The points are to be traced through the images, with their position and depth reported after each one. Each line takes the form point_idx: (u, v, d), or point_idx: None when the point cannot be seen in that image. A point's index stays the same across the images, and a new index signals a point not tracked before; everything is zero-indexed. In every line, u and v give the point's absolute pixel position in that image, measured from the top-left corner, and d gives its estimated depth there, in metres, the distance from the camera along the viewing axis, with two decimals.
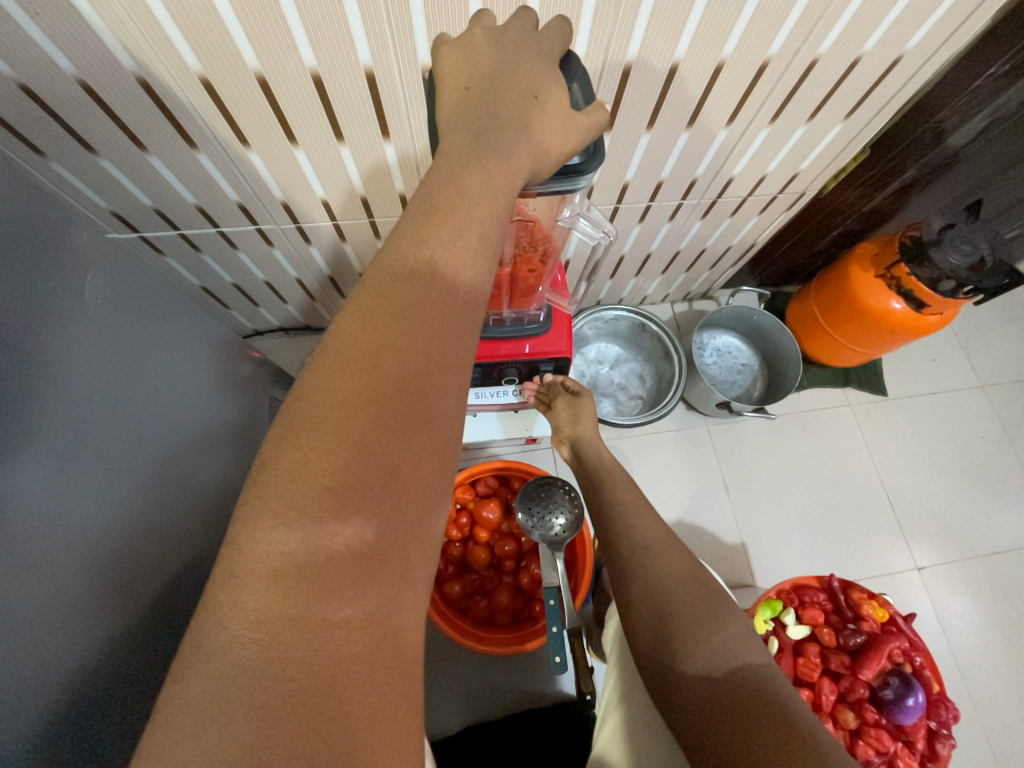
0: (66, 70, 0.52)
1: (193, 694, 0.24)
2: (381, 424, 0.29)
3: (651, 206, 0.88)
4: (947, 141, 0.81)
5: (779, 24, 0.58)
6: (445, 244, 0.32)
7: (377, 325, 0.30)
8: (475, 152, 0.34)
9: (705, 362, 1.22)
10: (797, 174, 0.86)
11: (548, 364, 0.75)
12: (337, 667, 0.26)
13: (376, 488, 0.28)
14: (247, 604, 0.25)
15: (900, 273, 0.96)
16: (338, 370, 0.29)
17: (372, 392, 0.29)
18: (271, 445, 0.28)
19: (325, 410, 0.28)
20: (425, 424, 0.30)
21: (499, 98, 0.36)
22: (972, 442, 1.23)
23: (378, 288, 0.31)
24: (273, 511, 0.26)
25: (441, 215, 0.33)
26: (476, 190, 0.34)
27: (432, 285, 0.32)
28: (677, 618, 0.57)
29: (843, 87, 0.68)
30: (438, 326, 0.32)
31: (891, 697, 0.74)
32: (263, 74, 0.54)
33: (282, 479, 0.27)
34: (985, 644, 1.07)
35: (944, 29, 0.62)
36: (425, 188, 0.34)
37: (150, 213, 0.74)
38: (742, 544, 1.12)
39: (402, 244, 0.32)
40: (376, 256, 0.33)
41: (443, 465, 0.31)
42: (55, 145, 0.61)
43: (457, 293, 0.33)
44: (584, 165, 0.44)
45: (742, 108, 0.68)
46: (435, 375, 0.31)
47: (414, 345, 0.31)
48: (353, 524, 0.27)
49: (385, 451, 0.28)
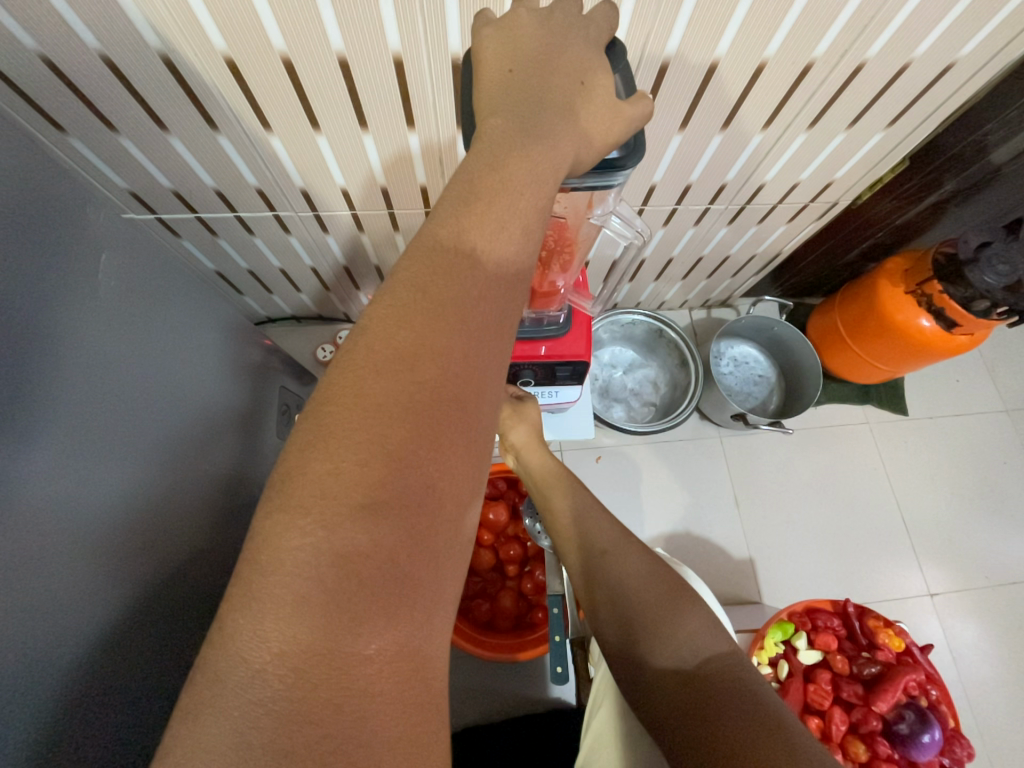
0: (89, 44, 0.51)
1: (210, 737, 0.22)
2: (416, 430, 0.27)
3: (677, 209, 0.85)
4: (990, 157, 0.78)
5: (827, 25, 0.55)
6: (488, 234, 0.31)
7: (413, 319, 0.29)
8: (520, 137, 0.32)
9: (722, 371, 1.19)
10: (831, 182, 0.83)
11: (566, 369, 0.72)
12: (366, 708, 0.24)
13: (410, 503, 0.26)
14: (270, 635, 0.24)
15: (932, 290, 0.93)
16: (373, 366, 0.28)
17: (407, 394, 0.27)
18: (300, 446, 0.26)
19: (356, 412, 0.27)
20: (460, 430, 0.29)
21: (543, 81, 0.34)
22: (993, 467, 1.19)
23: (413, 278, 0.30)
24: (301, 522, 0.25)
25: (483, 205, 0.31)
26: (521, 178, 0.32)
27: (472, 280, 0.30)
28: (642, 616, 0.53)
29: (889, 92, 0.65)
30: (477, 324, 0.30)
31: (905, 731, 0.72)
32: (289, 56, 0.52)
33: (311, 487, 0.25)
34: (995, 674, 1.04)
35: (1000, 38, 0.59)
36: (462, 170, 0.32)
37: (169, 195, 0.73)
38: (751, 560, 1.10)
39: (440, 229, 0.31)
40: (412, 242, 0.31)
41: (477, 478, 0.29)
42: (77, 121, 0.60)
43: (497, 290, 0.31)
44: (624, 159, 0.41)
45: (782, 110, 0.66)
46: (473, 377, 0.29)
47: (452, 343, 0.29)
48: (385, 544, 0.25)
49: (417, 458, 0.27)
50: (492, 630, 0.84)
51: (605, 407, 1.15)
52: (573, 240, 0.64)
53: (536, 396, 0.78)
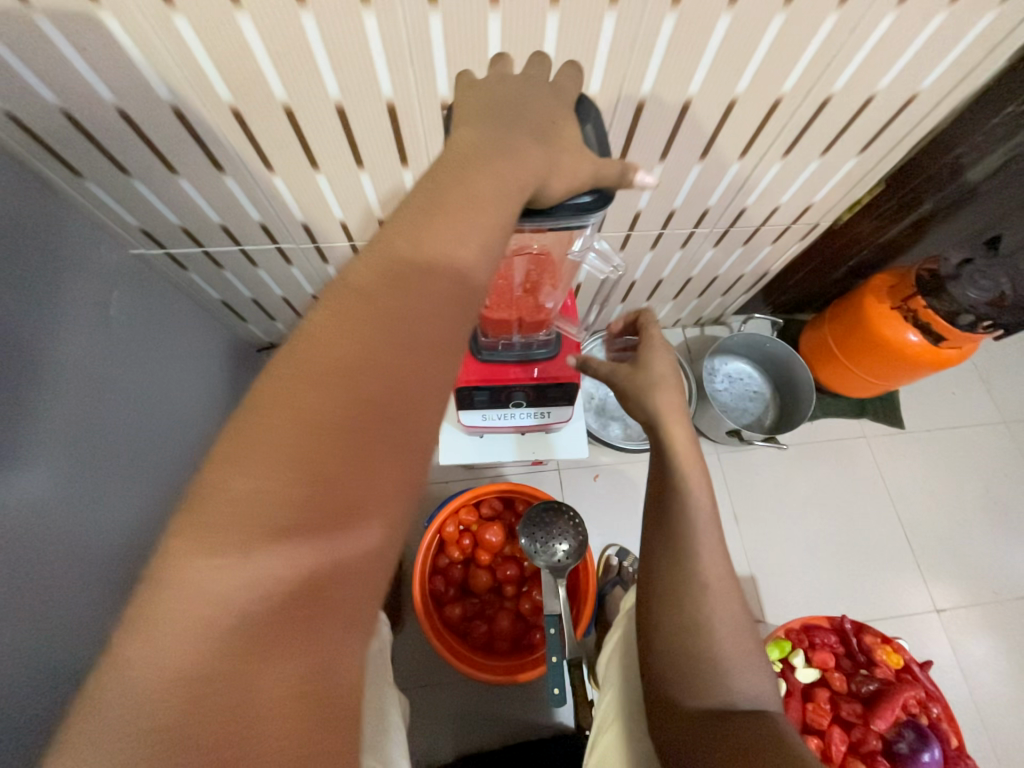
0: (106, 98, 0.55)
1: (124, 709, 0.24)
2: (358, 443, 0.29)
3: (663, 234, 0.89)
4: (966, 176, 0.80)
5: (792, 64, 0.59)
6: (445, 245, 0.33)
7: (362, 332, 0.30)
8: (489, 158, 0.35)
9: (716, 388, 1.21)
10: (810, 205, 0.86)
11: (556, 392, 0.74)
12: (267, 707, 0.26)
13: (336, 513, 0.28)
14: (191, 618, 0.25)
15: (917, 306, 0.96)
16: (317, 372, 0.29)
17: (351, 407, 0.29)
18: (243, 442, 0.28)
19: (299, 418, 0.28)
20: (401, 447, 0.31)
21: (512, 125, 0.37)
22: (993, 478, 1.19)
23: (363, 290, 0.31)
24: (233, 514, 0.26)
25: (442, 219, 0.33)
26: (486, 194, 0.34)
27: (420, 302, 0.32)
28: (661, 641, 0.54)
29: (857, 122, 0.68)
30: (425, 346, 0.32)
31: (904, 750, 0.71)
32: (290, 105, 0.56)
33: (252, 484, 0.27)
34: (1008, 693, 1.02)
35: (958, 70, 0.63)
36: (419, 196, 0.34)
37: (177, 231, 0.77)
38: (752, 577, 1.09)
39: (397, 246, 0.33)
40: (365, 251, 0.33)
41: (413, 493, 0.31)
42: (93, 166, 0.64)
43: (450, 317, 0.33)
44: (594, 203, 0.44)
45: (755, 142, 0.69)
46: (406, 396, 0.31)
47: (389, 360, 0.31)
48: (307, 550, 0.27)
49: (358, 470, 0.29)
50: (490, 652, 0.84)
51: (602, 425, 1.17)
52: (556, 270, 0.65)
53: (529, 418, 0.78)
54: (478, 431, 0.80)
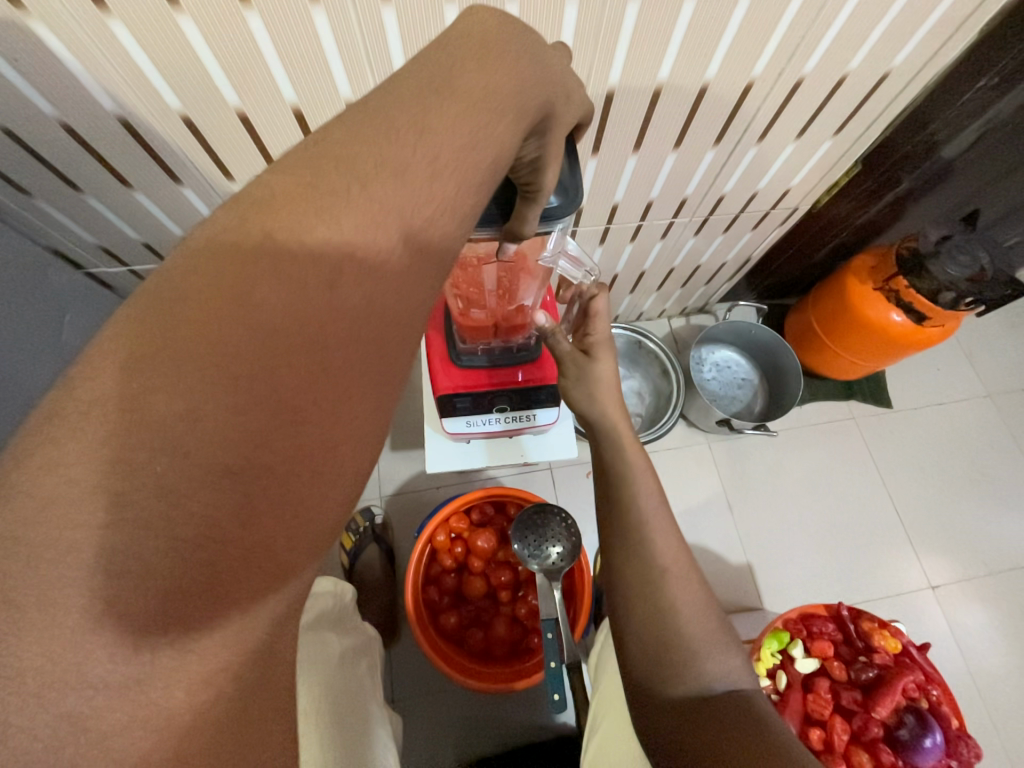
0: (48, 112, 0.52)
1: None
2: (248, 450, 0.23)
3: (642, 225, 0.87)
4: (940, 153, 0.80)
5: (761, 48, 0.57)
6: (412, 159, 0.27)
7: (240, 332, 0.23)
8: (475, 84, 0.30)
9: (704, 377, 1.21)
10: (788, 190, 0.85)
11: (539, 394, 0.73)
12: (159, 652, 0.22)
13: (265, 444, 0.23)
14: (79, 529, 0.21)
15: (898, 285, 0.96)
16: (177, 381, 0.22)
17: (224, 439, 0.23)
18: (93, 415, 0.21)
19: (154, 441, 0.22)
20: (287, 496, 0.24)
21: (457, 67, 0.30)
22: (981, 453, 1.20)
23: (245, 272, 0.24)
24: (140, 414, 0.22)
25: (411, 129, 0.28)
26: (461, 121, 0.29)
27: (326, 303, 0.25)
28: (648, 646, 0.52)
29: (830, 103, 0.67)
30: (338, 370, 0.25)
31: (906, 736, 0.71)
32: (244, 110, 0.54)
33: (142, 414, 0.22)
34: (1004, 664, 1.03)
35: (928, 46, 0.62)
36: (333, 147, 0.27)
37: (139, 246, 0.75)
38: (748, 565, 1.09)
39: (358, 139, 0.27)
40: (246, 215, 0.25)
41: (348, 473, 0.26)
42: (42, 184, 0.61)
43: (375, 327, 0.26)
44: (561, 208, 0.43)
45: (728, 129, 0.68)
46: (353, 323, 0.26)
47: (330, 276, 0.25)
48: (228, 480, 0.22)
49: (227, 525, 0.23)
50: (488, 659, 0.83)
51: None
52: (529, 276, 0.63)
53: (514, 423, 0.77)
54: (463, 437, 0.78)
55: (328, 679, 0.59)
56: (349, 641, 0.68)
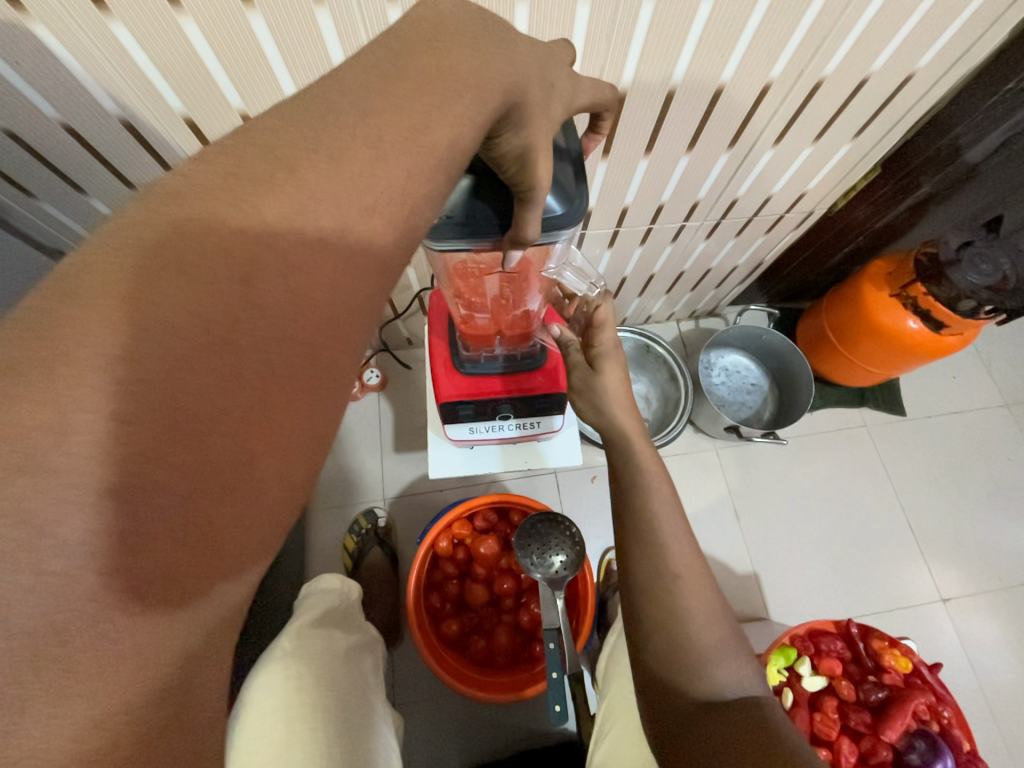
0: (49, 114, 0.51)
1: None
2: (177, 458, 0.20)
3: (652, 228, 0.85)
4: (964, 156, 0.77)
5: (780, 48, 0.55)
6: (382, 158, 0.26)
7: (131, 330, 0.20)
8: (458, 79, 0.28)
9: (713, 382, 1.18)
10: (805, 192, 0.83)
11: (543, 402, 0.72)
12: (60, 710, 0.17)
13: (193, 451, 0.20)
14: None
15: (917, 293, 0.93)
16: (42, 383, 0.18)
17: (102, 451, 0.19)
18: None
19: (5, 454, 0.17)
20: (225, 510, 0.21)
21: (458, 71, 0.28)
22: (996, 463, 1.17)
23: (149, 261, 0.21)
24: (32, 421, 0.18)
25: (387, 126, 0.26)
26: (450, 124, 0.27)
27: (247, 297, 0.22)
28: (659, 660, 0.51)
29: (851, 105, 0.65)
30: (287, 369, 0.23)
31: (916, 761, 0.69)
32: (247, 110, 0.53)
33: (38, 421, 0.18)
34: (1016, 680, 1.01)
35: (955, 48, 0.60)
36: (270, 139, 0.24)
37: None
38: (755, 574, 1.08)
39: (315, 129, 0.25)
40: (177, 199, 0.22)
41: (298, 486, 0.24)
42: (44, 185, 0.60)
43: (312, 329, 0.23)
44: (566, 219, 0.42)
45: (744, 131, 0.66)
46: (301, 316, 0.23)
47: (276, 264, 0.23)
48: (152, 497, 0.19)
49: (119, 549, 0.19)
50: (490, 667, 0.83)
51: None
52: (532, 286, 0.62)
53: (517, 429, 0.75)
54: (467, 444, 0.77)
55: (329, 676, 0.57)
56: (355, 637, 0.68)
